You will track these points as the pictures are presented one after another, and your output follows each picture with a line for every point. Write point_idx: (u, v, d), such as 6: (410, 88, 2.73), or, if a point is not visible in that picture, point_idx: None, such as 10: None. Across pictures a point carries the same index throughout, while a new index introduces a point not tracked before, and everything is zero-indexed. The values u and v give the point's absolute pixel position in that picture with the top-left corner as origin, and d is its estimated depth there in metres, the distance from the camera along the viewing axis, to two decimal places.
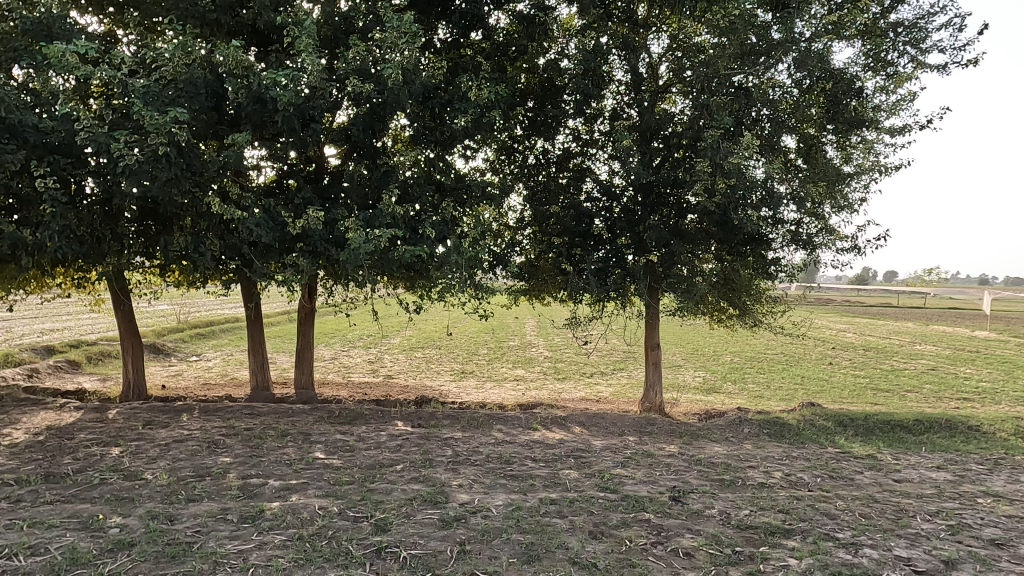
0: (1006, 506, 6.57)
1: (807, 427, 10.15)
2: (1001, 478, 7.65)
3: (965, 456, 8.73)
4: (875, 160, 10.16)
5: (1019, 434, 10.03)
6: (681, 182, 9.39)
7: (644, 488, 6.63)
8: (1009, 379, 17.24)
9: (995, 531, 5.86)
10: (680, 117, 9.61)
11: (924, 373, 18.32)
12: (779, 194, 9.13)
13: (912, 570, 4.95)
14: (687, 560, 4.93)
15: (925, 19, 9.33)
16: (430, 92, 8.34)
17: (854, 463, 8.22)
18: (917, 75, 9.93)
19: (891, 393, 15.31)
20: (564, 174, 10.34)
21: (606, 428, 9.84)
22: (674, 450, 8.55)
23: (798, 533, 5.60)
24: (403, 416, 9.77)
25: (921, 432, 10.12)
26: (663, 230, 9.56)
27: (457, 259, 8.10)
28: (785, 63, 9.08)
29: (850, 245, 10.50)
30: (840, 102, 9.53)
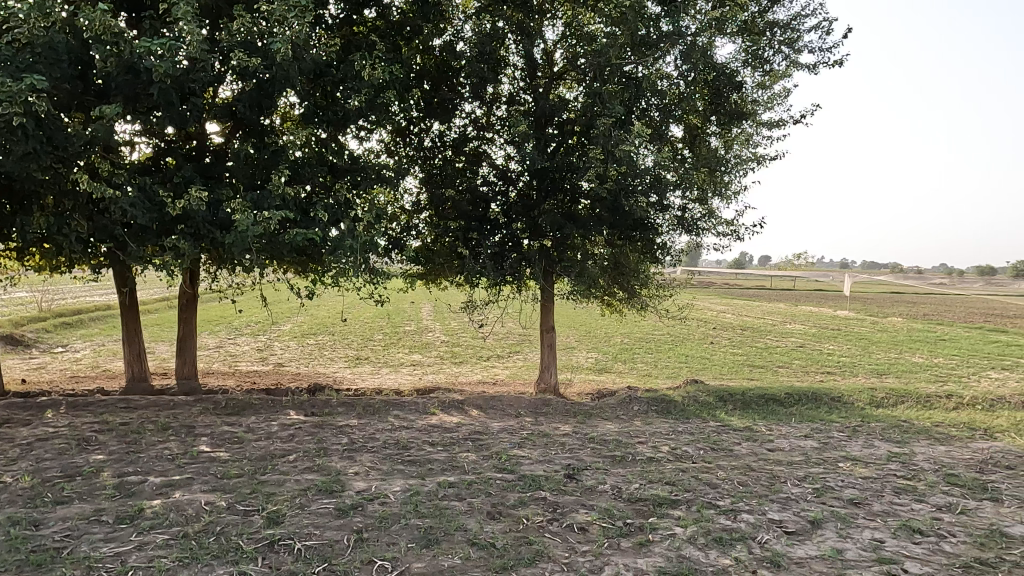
0: (862, 468, 7.28)
1: (690, 403, 10.74)
2: (858, 443, 8.45)
3: (828, 424, 9.56)
4: (753, 151, 10.83)
5: (874, 404, 11.11)
6: (576, 169, 9.62)
7: (540, 467, 6.80)
8: (866, 354, 19.02)
9: (853, 491, 6.48)
10: (573, 104, 9.78)
11: (792, 350, 19.86)
12: (667, 181, 9.55)
13: (783, 531, 5.39)
14: (582, 534, 5.12)
15: (797, 21, 10.01)
16: (321, 70, 8.02)
17: (733, 435, 8.79)
18: (791, 72, 10.64)
19: (765, 368, 16.49)
20: (460, 157, 10.36)
21: (503, 410, 9.98)
22: (569, 429, 8.80)
23: (683, 502, 5.94)
24: (295, 405, 9.46)
25: (790, 405, 10.96)
26: (557, 215, 9.79)
27: (351, 244, 7.90)
28: (673, 55, 9.48)
29: (730, 230, 11.17)
30: (723, 95, 10.09)
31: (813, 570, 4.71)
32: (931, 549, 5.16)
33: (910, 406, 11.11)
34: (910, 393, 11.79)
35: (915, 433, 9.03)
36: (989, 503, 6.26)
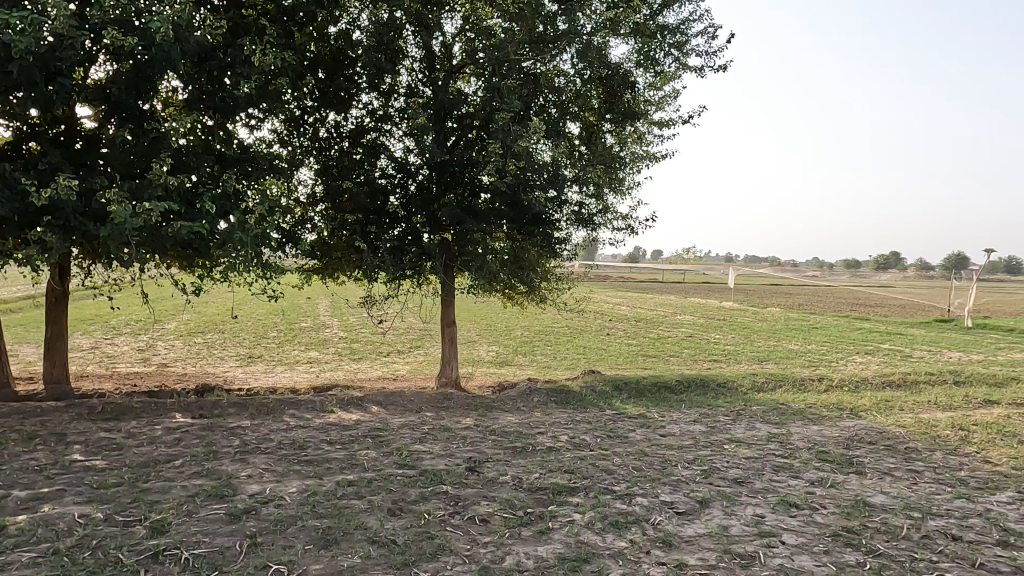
0: (745, 449, 7.76)
1: (588, 393, 11.04)
2: (742, 426, 9.00)
3: (714, 409, 10.13)
4: (645, 149, 11.27)
5: (755, 389, 11.88)
6: (475, 163, 9.63)
7: (441, 462, 6.78)
8: (748, 342, 20.27)
9: (737, 471, 6.90)
10: (472, 98, 9.78)
11: (682, 339, 20.86)
12: (565, 176, 9.76)
13: (674, 512, 5.67)
14: (483, 526, 5.16)
15: (685, 25, 10.48)
16: (206, 54, 7.58)
17: (628, 422, 9.13)
18: (680, 74, 11.13)
19: (658, 358, 17.22)
20: (357, 149, 10.11)
21: (403, 405, 9.87)
22: (470, 423, 8.83)
23: (581, 489, 6.12)
24: (181, 407, 8.93)
25: (681, 392, 11.51)
26: (456, 209, 9.77)
27: (242, 237, 7.55)
28: (569, 53, 9.68)
29: (624, 224, 11.57)
30: (617, 94, 10.41)
31: (701, 547, 4.98)
32: (805, 521, 5.58)
33: (786, 389, 11.96)
34: (786, 377, 12.69)
35: (791, 415, 9.72)
36: (854, 476, 6.85)
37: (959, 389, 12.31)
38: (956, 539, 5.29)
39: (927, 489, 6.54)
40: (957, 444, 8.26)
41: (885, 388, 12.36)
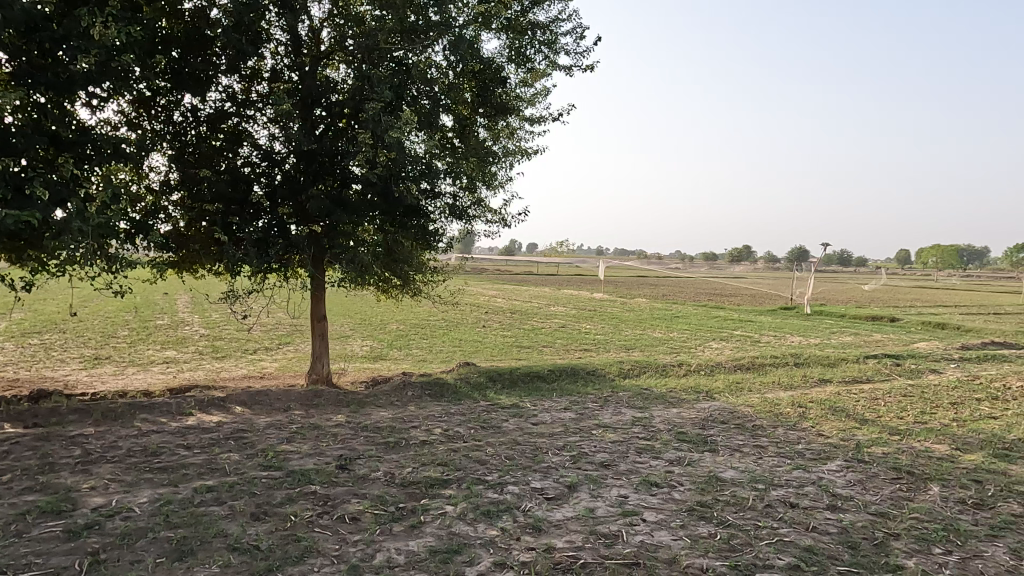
0: (611, 433, 8.12)
1: (462, 384, 11.10)
2: (609, 411, 9.41)
3: (583, 396, 10.51)
4: (518, 143, 11.45)
5: (622, 375, 12.46)
6: (345, 154, 9.35)
7: (310, 461, 6.56)
8: (616, 331, 21.22)
9: (603, 454, 7.21)
10: (342, 86, 9.48)
11: (555, 330, 21.46)
12: (438, 169, 9.71)
13: (544, 497, 5.83)
14: (353, 524, 5.06)
15: (555, 24, 10.73)
16: (35, 23, 6.81)
17: (501, 412, 9.28)
18: (549, 72, 11.40)
19: (532, 348, 17.62)
20: (217, 135, 9.50)
21: (270, 404, 9.44)
22: (341, 419, 8.60)
23: (454, 481, 6.14)
24: (10, 417, 8.02)
25: (553, 381, 11.85)
26: (325, 200, 9.45)
27: (80, 227, 6.86)
28: (441, 45, 9.61)
29: (498, 218, 11.71)
30: (489, 89, 10.48)
31: (568, 530, 5.16)
32: (664, 498, 5.94)
33: (650, 375, 12.65)
34: (650, 364, 13.42)
35: (654, 399, 10.30)
36: (708, 454, 7.37)
37: (798, 370, 13.57)
38: (794, 506, 5.84)
39: (770, 462, 7.17)
40: (796, 420, 9.10)
41: (736, 371, 13.38)
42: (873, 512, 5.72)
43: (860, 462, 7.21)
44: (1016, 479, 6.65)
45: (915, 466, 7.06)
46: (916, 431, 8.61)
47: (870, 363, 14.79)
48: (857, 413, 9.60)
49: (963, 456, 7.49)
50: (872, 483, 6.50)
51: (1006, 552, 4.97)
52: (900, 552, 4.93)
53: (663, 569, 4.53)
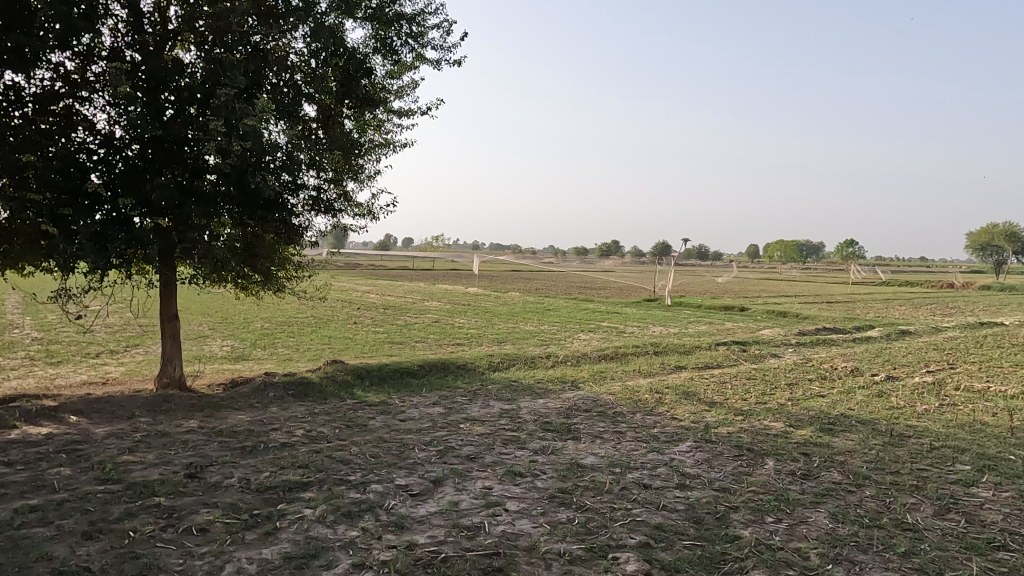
0: (479, 426, 8.20)
1: (329, 383, 10.77)
2: (477, 405, 9.50)
3: (453, 391, 10.54)
4: (385, 137, 11.24)
5: (492, 369, 12.60)
6: (195, 142, 8.73)
7: (155, 472, 6.10)
8: (489, 325, 21.46)
9: (470, 448, 7.26)
10: (192, 69, 8.83)
11: (428, 325, 21.34)
12: (299, 160, 9.31)
13: (408, 494, 5.79)
14: (201, 536, 4.76)
15: (421, 17, 10.62)
16: None
17: (368, 410, 9.09)
18: (417, 65, 11.27)
19: (404, 344, 17.42)
20: (45, 117, 8.55)
21: (111, 412, 8.68)
22: (194, 425, 8.07)
23: (314, 484, 5.94)
24: None
25: (423, 376, 11.78)
26: (174, 191, 8.78)
27: None
28: (301, 32, 9.21)
29: (365, 212, 11.44)
30: (354, 79, 10.19)
31: (431, 525, 5.16)
32: (527, 487, 6.07)
33: (519, 367, 12.90)
34: (520, 356, 13.68)
35: (522, 391, 10.51)
36: (571, 442, 7.63)
37: (657, 358, 14.36)
38: (647, 487, 6.17)
39: (628, 446, 7.53)
40: (653, 405, 9.63)
41: (600, 361, 13.94)
42: (717, 488, 6.17)
43: (707, 442, 7.75)
44: (838, 450, 7.43)
45: (755, 444, 7.69)
46: (757, 411, 9.38)
47: (721, 350, 15.94)
48: (707, 397, 10.31)
49: (795, 432, 8.26)
50: (718, 461, 7.01)
51: (827, 516, 5.54)
52: (738, 524, 5.35)
53: (523, 557, 4.64)
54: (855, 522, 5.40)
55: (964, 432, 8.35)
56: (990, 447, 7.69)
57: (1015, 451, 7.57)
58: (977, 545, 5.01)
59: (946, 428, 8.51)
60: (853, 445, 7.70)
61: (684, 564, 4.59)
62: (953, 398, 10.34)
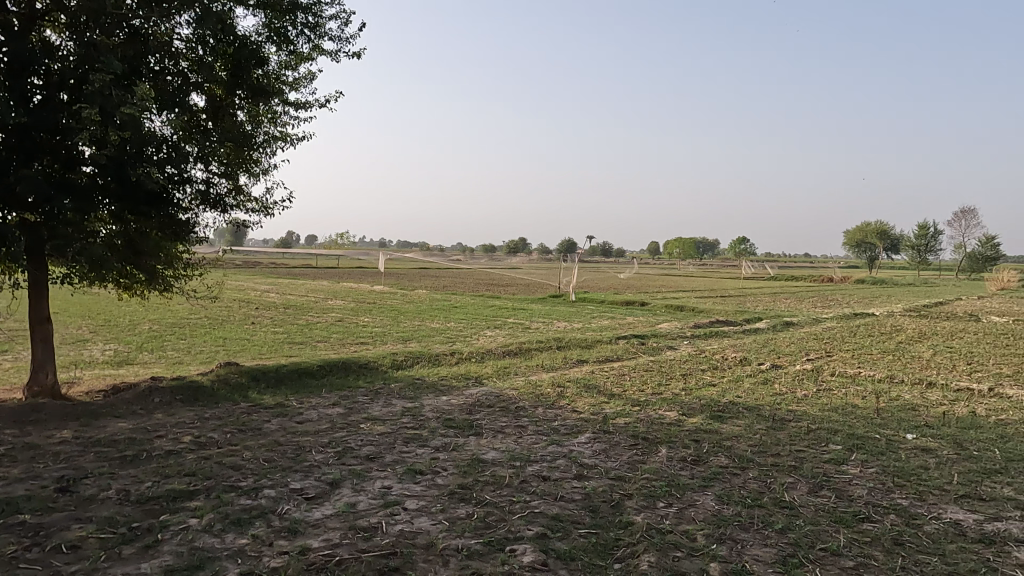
0: (379, 426, 8.07)
1: (221, 386, 10.28)
2: (379, 404, 9.34)
3: (354, 391, 10.32)
4: (280, 129, 10.83)
5: (395, 367, 12.43)
6: (67, 131, 8.08)
7: (20, 488, 5.61)
8: (394, 323, 21.17)
9: (370, 447, 7.14)
10: (62, 52, 8.15)
11: (330, 324, 20.80)
12: (185, 152, 8.80)
13: (303, 498, 5.61)
14: (72, 554, 4.43)
15: (318, 7, 10.31)
16: None
17: (263, 413, 8.74)
18: (314, 57, 10.93)
19: (304, 344, 16.90)
20: None
21: None
22: (67, 435, 7.49)
23: (202, 492, 5.65)
24: None
25: (323, 377, 11.47)
26: (42, 184, 8.09)
27: None
28: (186, 17, 8.69)
29: (259, 207, 11.00)
30: (245, 69, 9.74)
31: (326, 528, 5.02)
32: (427, 485, 6.03)
33: (423, 365, 12.80)
34: (424, 354, 13.58)
35: (425, 388, 10.44)
36: (473, 438, 7.64)
37: (560, 353, 14.64)
38: (546, 479, 6.28)
39: (529, 440, 7.63)
40: (554, 399, 9.81)
41: (505, 357, 14.06)
42: (613, 477, 6.36)
43: (605, 433, 7.97)
44: (725, 436, 7.83)
45: (650, 433, 7.98)
46: (653, 401, 9.74)
47: (621, 343, 16.44)
48: (606, 389, 10.62)
49: (687, 420, 8.64)
50: (614, 451, 7.22)
51: (713, 498, 5.83)
52: (632, 510, 5.54)
53: (420, 555, 4.60)
54: (738, 503, 5.71)
55: (837, 415, 9.02)
56: (859, 427, 8.34)
57: (879, 430, 8.25)
58: (845, 518, 5.42)
59: (822, 411, 9.16)
60: (739, 430, 8.14)
61: (578, 552, 4.70)
62: (828, 384, 11.15)
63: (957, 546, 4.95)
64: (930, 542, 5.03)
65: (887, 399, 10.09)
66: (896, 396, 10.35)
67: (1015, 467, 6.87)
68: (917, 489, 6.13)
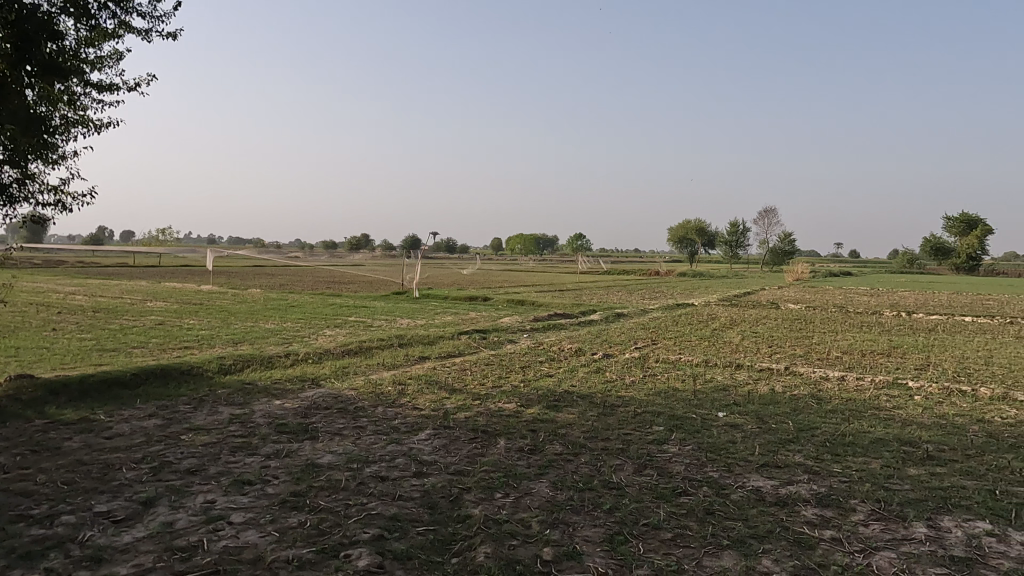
0: (203, 436, 7.48)
1: (10, 402, 9.00)
2: (203, 412, 8.66)
3: (174, 399, 9.48)
4: (80, 113, 9.66)
5: (222, 372, 11.60)
6: None
7: None
8: (223, 325, 19.76)
9: (191, 460, 6.60)
10: None
11: (149, 328, 18.98)
12: None
13: (111, 521, 5.07)
14: None
15: None
16: None
17: (63, 430, 7.76)
18: (120, 34, 9.86)
19: (117, 350, 15.27)
20: None
21: None
22: None
23: None
24: None
25: (137, 387, 10.42)
26: None
27: None
28: None
29: (54, 198, 9.74)
30: (35, 43, 8.32)
31: (137, 552, 4.57)
32: (256, 496, 5.69)
33: (254, 369, 12.07)
34: (255, 356, 12.80)
35: (256, 393, 9.84)
36: (307, 442, 7.32)
37: (401, 351, 14.46)
38: (384, 480, 6.16)
39: (367, 441, 7.45)
40: (395, 397, 9.67)
41: (344, 356, 13.64)
42: (452, 472, 6.38)
43: (445, 429, 7.98)
44: (560, 424, 8.16)
45: (489, 425, 8.12)
46: (493, 394, 9.93)
47: (464, 339, 16.58)
48: (447, 384, 10.64)
49: (525, 410, 8.89)
50: (454, 446, 7.26)
51: (548, 485, 6.04)
52: (470, 503, 5.59)
53: (246, 571, 4.33)
54: (571, 488, 5.96)
55: (660, 398, 9.73)
56: (679, 409, 9.06)
57: (696, 410, 9.02)
58: (665, 493, 5.85)
59: (647, 396, 9.84)
60: (573, 418, 8.51)
61: (415, 550, 4.66)
62: (653, 370, 11.99)
63: (758, 510, 5.53)
64: (736, 509, 5.58)
65: (703, 382, 11.06)
66: (710, 378, 11.38)
67: (804, 436, 7.83)
68: (726, 462, 6.77)
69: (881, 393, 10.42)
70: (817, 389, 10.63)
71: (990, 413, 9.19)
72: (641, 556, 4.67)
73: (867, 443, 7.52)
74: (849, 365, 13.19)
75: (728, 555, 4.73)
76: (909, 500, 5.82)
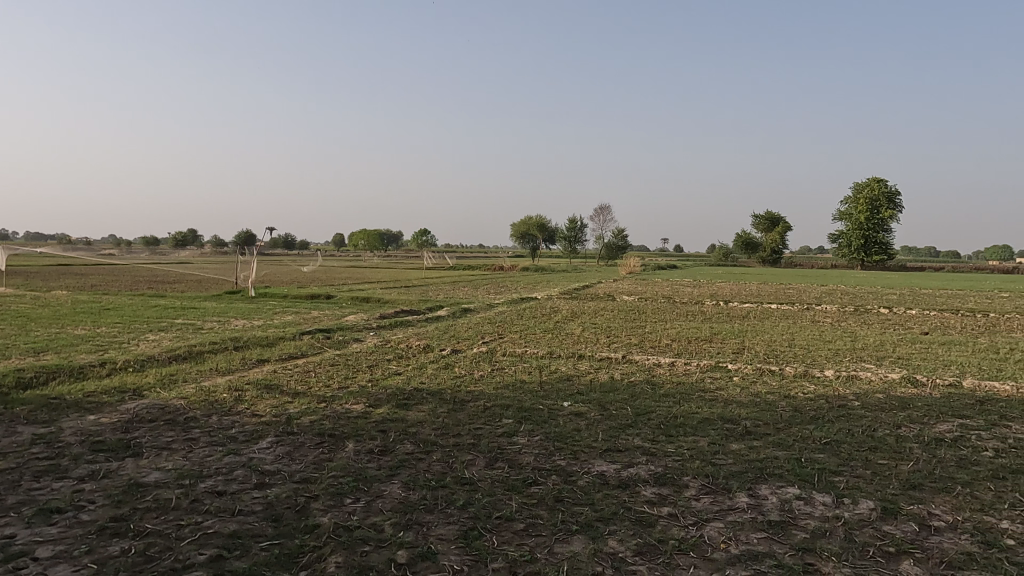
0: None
1: None
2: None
3: None
4: None
5: (21, 387, 10.17)
6: None
7: None
8: (21, 332, 17.38)
9: None
10: None
11: None
12: None
13: None
14: None
15: None
16: None
17: None
18: None
19: None
20: None
21: None
22: None
23: None
24: None
25: None
26: None
27: None
28: None
29: None
30: None
31: None
32: (68, 524, 5.04)
33: (63, 381, 10.71)
34: (63, 366, 11.37)
35: (65, 409, 8.74)
36: (129, 460, 6.62)
37: (237, 354, 13.55)
38: (221, 495, 5.72)
39: (201, 453, 6.89)
40: (231, 404, 9.03)
41: (170, 363, 12.52)
42: (297, 480, 6.07)
43: (289, 435, 7.58)
44: (411, 423, 8.04)
45: (336, 428, 7.82)
46: (341, 395, 9.60)
47: (305, 339, 15.87)
48: (290, 388, 10.12)
49: (374, 411, 8.67)
50: (299, 453, 6.90)
51: (400, 486, 5.93)
52: (317, 512, 5.34)
53: None
54: (423, 487, 5.89)
55: (509, 391, 9.93)
56: (527, 401, 9.29)
57: (543, 401, 9.31)
58: (516, 485, 5.97)
59: (496, 390, 10.00)
60: (424, 415, 8.43)
61: (259, 568, 4.37)
62: (501, 364, 12.19)
63: (602, 494, 5.81)
64: (583, 494, 5.81)
65: (549, 373, 11.44)
66: (555, 369, 11.80)
67: (641, 420, 8.35)
68: (573, 450, 7.04)
69: (706, 376, 11.39)
70: (651, 375, 11.40)
71: (794, 389, 10.37)
72: (495, 549, 4.72)
73: (695, 423, 8.18)
74: (678, 351, 14.28)
75: (577, 540, 4.91)
76: (733, 473, 6.40)
